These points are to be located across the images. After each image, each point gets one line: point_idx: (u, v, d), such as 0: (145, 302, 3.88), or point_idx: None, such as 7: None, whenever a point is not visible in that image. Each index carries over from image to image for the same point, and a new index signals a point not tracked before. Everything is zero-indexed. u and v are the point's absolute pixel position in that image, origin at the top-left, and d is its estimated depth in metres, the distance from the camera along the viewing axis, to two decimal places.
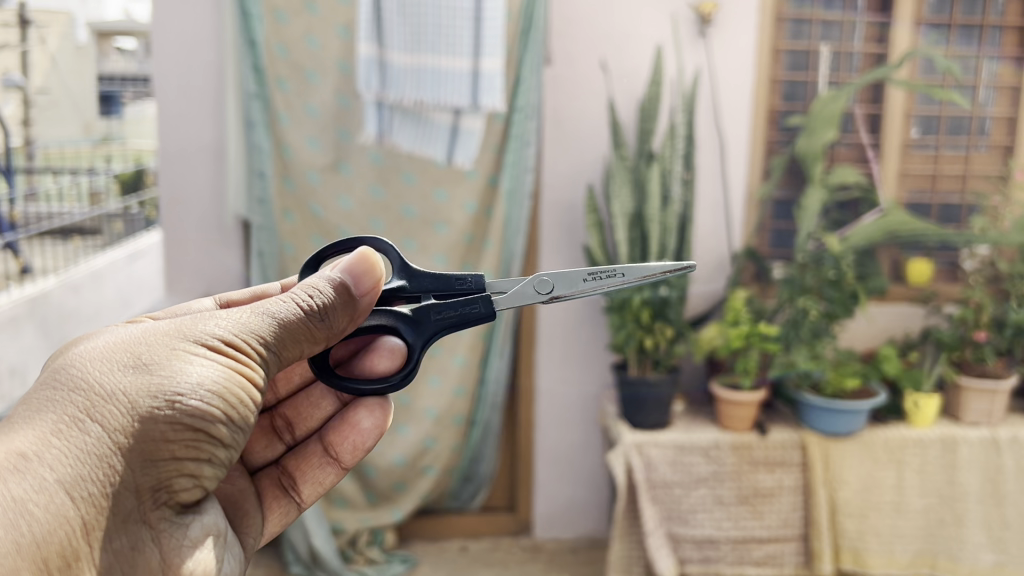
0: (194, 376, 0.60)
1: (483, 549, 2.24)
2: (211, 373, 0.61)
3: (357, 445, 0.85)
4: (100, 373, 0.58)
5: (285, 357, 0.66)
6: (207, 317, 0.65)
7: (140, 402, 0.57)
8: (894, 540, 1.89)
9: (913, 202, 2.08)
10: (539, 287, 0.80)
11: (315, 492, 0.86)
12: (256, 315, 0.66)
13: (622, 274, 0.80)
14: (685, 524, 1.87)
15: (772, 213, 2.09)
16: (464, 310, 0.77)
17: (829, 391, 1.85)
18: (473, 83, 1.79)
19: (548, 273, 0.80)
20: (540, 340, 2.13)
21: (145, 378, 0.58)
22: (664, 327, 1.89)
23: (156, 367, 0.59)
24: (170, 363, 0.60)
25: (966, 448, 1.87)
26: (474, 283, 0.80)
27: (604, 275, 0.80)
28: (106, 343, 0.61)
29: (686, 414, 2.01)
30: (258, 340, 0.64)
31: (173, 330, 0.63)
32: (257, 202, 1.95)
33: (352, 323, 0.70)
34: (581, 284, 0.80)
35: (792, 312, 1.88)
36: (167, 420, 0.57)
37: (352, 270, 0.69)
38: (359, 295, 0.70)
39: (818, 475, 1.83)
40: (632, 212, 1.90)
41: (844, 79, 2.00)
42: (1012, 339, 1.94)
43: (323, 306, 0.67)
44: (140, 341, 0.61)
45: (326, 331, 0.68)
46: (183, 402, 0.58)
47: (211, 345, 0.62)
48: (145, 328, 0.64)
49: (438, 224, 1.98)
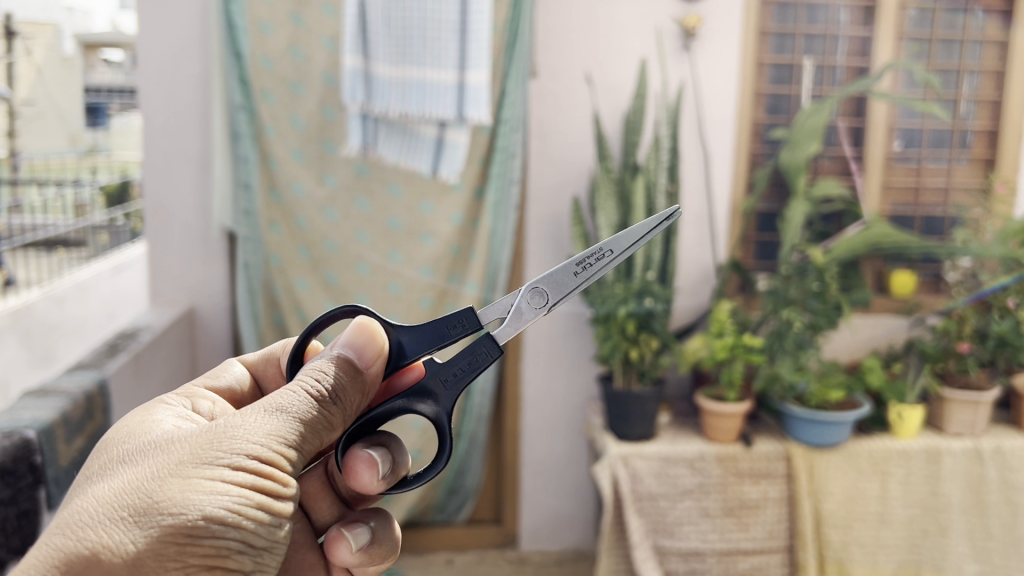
0: (206, 509, 0.55)
1: (470, 562, 2.22)
2: (225, 501, 0.56)
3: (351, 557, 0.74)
4: (110, 520, 0.54)
5: (309, 450, 0.63)
6: (227, 426, 0.60)
7: (147, 549, 0.53)
8: (878, 551, 1.89)
9: (896, 215, 2.10)
10: (533, 301, 0.75)
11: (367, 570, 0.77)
12: (276, 418, 0.62)
13: (608, 250, 0.74)
14: (671, 536, 1.87)
15: (756, 225, 2.10)
16: (473, 359, 0.72)
17: (813, 403, 1.85)
18: (459, 97, 1.79)
19: (536, 283, 0.75)
20: (525, 350, 2.13)
21: (155, 522, 0.54)
22: (649, 338, 1.88)
23: (168, 505, 0.54)
24: (185, 496, 0.55)
25: (950, 459, 1.88)
26: (466, 320, 0.72)
27: (592, 259, 0.74)
28: (122, 476, 0.57)
29: (672, 425, 2.01)
30: (279, 449, 0.60)
31: (192, 448, 0.58)
32: (242, 214, 1.95)
33: (359, 395, 0.68)
34: (573, 280, 0.74)
35: (777, 323, 1.89)
36: (177, 566, 0.54)
37: (351, 344, 0.68)
38: (365, 366, 0.69)
39: (803, 486, 1.84)
40: (617, 225, 1.90)
41: (827, 92, 2.02)
42: (995, 351, 1.95)
43: (333, 388, 0.65)
44: (154, 472, 0.56)
45: (341, 414, 0.66)
46: (195, 543, 0.54)
47: (231, 465, 0.58)
48: (163, 445, 0.59)
49: (423, 235, 1.98)
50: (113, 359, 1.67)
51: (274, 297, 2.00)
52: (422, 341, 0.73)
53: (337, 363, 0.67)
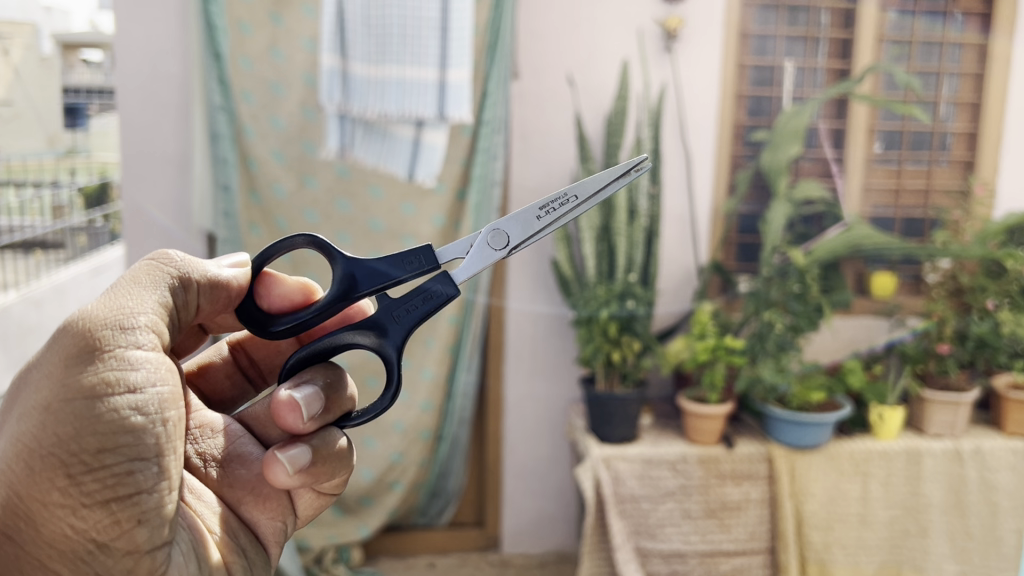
0: (71, 435, 0.56)
1: (451, 565, 2.21)
2: (89, 418, 0.56)
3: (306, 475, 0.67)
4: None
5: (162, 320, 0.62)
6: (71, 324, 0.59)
7: (32, 452, 0.56)
8: (860, 552, 1.89)
9: (876, 217, 2.11)
10: (495, 242, 0.77)
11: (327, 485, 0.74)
12: (117, 300, 0.60)
13: (573, 195, 0.76)
14: (652, 538, 1.87)
15: (737, 226, 2.10)
16: (425, 295, 0.73)
17: (794, 404, 1.86)
18: (440, 95, 1.79)
19: (497, 224, 0.76)
20: (508, 352, 2.12)
21: (32, 427, 0.56)
22: (631, 340, 1.89)
23: (38, 408, 0.56)
24: (49, 394, 0.56)
25: (930, 460, 1.89)
26: (423, 258, 0.73)
27: (555, 204, 0.76)
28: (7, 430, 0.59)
29: (654, 427, 2.01)
30: (129, 326, 0.59)
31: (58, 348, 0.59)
32: (222, 216, 1.92)
33: (217, 287, 0.68)
34: (536, 223, 0.76)
35: (758, 325, 1.89)
36: (63, 507, 0.56)
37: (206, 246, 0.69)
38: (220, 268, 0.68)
39: (784, 488, 1.84)
40: (599, 227, 1.93)
41: (808, 94, 2.02)
42: (974, 351, 1.96)
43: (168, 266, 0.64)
44: (31, 383, 0.58)
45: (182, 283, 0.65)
46: (68, 435, 0.56)
47: (83, 349, 0.57)
48: (33, 372, 0.59)
49: (405, 237, 1.98)
50: None
51: None
52: (377, 280, 0.73)
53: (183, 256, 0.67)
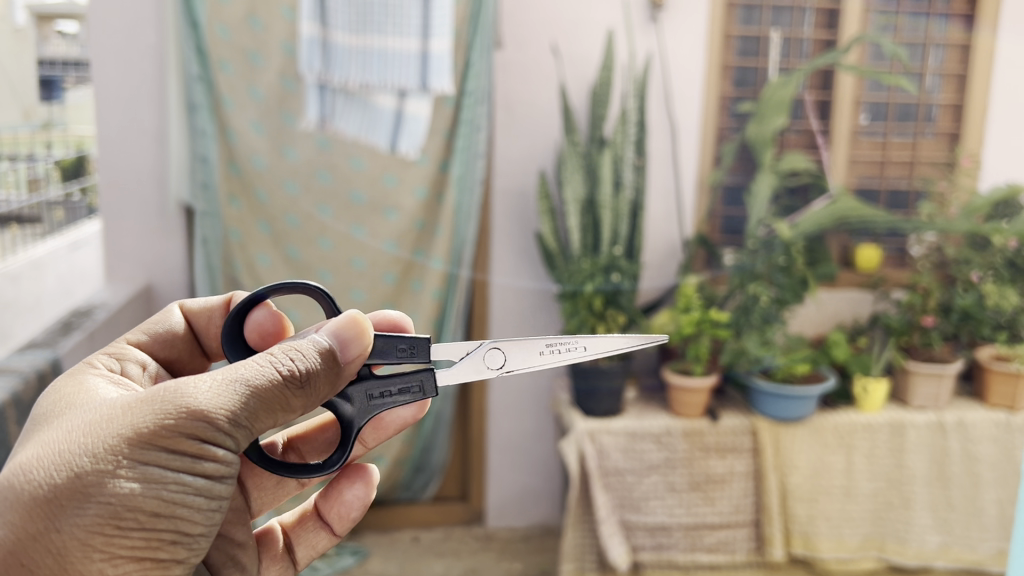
0: (139, 496, 0.57)
1: (436, 540, 2.22)
2: (160, 490, 0.58)
3: (343, 515, 0.88)
4: (36, 502, 0.55)
5: (259, 426, 0.63)
6: (174, 390, 0.60)
7: (102, 507, 0.55)
8: (843, 524, 1.93)
9: (862, 188, 2.10)
10: (490, 361, 0.78)
11: (308, 554, 0.89)
12: (236, 387, 0.61)
13: (583, 347, 0.77)
14: (637, 511, 1.89)
15: (722, 199, 2.07)
16: (405, 385, 0.75)
17: (778, 377, 1.86)
18: (422, 66, 1.77)
19: (499, 344, 0.78)
20: (492, 325, 2.07)
21: (110, 478, 0.56)
22: (615, 314, 1.89)
23: (120, 467, 0.56)
24: (136, 462, 0.57)
25: (913, 432, 1.89)
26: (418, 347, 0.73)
27: (563, 348, 0.77)
28: (51, 449, 0.58)
29: (639, 400, 2.01)
30: (233, 420, 0.61)
31: (160, 400, 0.59)
32: (201, 187, 1.90)
33: (331, 388, 0.68)
34: (536, 357, 0.77)
35: (743, 298, 1.89)
36: (103, 554, 0.56)
37: (342, 336, 0.68)
38: (344, 362, 0.69)
39: (768, 460, 1.86)
40: (584, 198, 1.93)
41: (794, 64, 2.00)
42: (959, 324, 1.94)
43: (306, 373, 0.65)
44: (110, 424, 0.58)
45: (305, 400, 0.65)
46: (141, 498, 0.57)
47: (193, 433, 0.59)
48: (113, 415, 0.59)
49: (386, 210, 1.96)
50: (65, 337, 1.60)
51: (235, 273, 1.95)
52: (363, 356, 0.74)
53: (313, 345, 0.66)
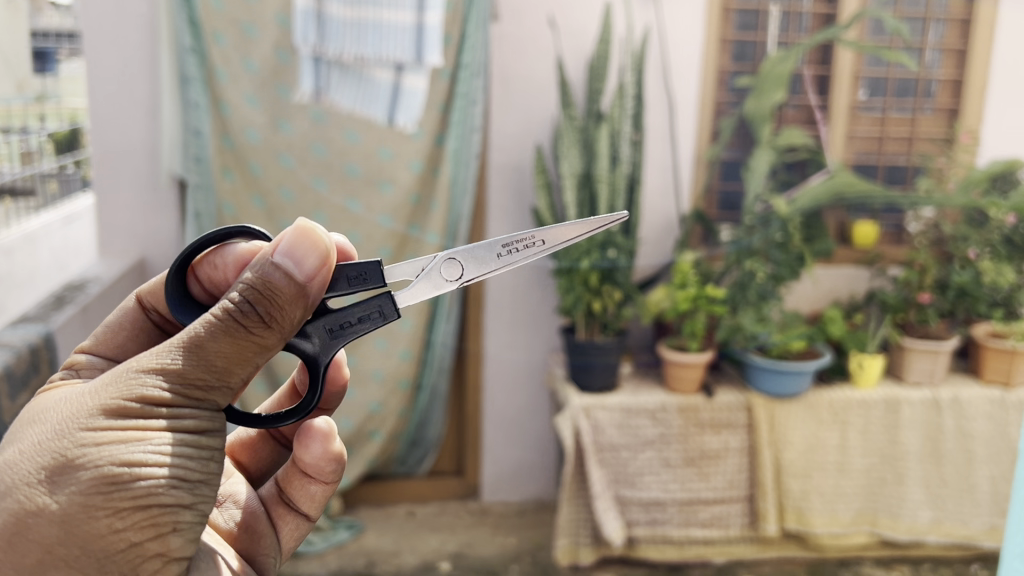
0: (123, 452, 0.54)
1: (431, 514, 2.22)
2: (143, 446, 0.54)
3: (320, 463, 0.74)
4: (18, 486, 0.52)
5: (234, 374, 0.58)
6: (129, 368, 0.57)
7: (87, 468, 0.52)
8: (837, 499, 1.93)
9: (860, 164, 2.08)
10: (449, 271, 0.68)
11: (315, 506, 0.77)
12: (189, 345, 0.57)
13: (542, 240, 0.66)
14: (632, 486, 1.89)
15: (720, 173, 2.06)
16: (365, 313, 0.66)
17: (774, 354, 1.86)
18: (417, 39, 1.74)
19: (452, 254, 0.67)
20: (488, 302, 2.08)
21: (88, 443, 0.53)
22: (612, 290, 1.89)
23: (96, 433, 0.54)
24: (110, 428, 0.54)
25: (908, 408, 1.89)
26: (373, 273, 0.65)
27: (520, 244, 0.66)
28: (21, 443, 0.55)
29: (634, 375, 2.01)
30: (199, 375, 0.57)
31: (118, 377, 0.57)
32: (193, 160, 1.87)
33: (307, 313, 0.61)
34: (495, 260, 0.66)
35: (739, 274, 1.89)
36: (107, 512, 0.52)
37: (293, 250, 0.58)
38: (306, 276, 0.59)
39: (763, 436, 1.86)
40: (581, 173, 1.90)
41: (793, 39, 1.98)
42: (954, 301, 1.94)
43: (266, 307, 0.57)
44: (76, 405, 0.56)
45: (273, 335, 0.58)
46: (129, 454, 0.54)
47: (155, 393, 0.56)
48: (73, 399, 0.57)
49: (382, 183, 1.95)
50: (58, 311, 1.59)
51: None
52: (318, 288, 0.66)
53: (260, 269, 0.58)
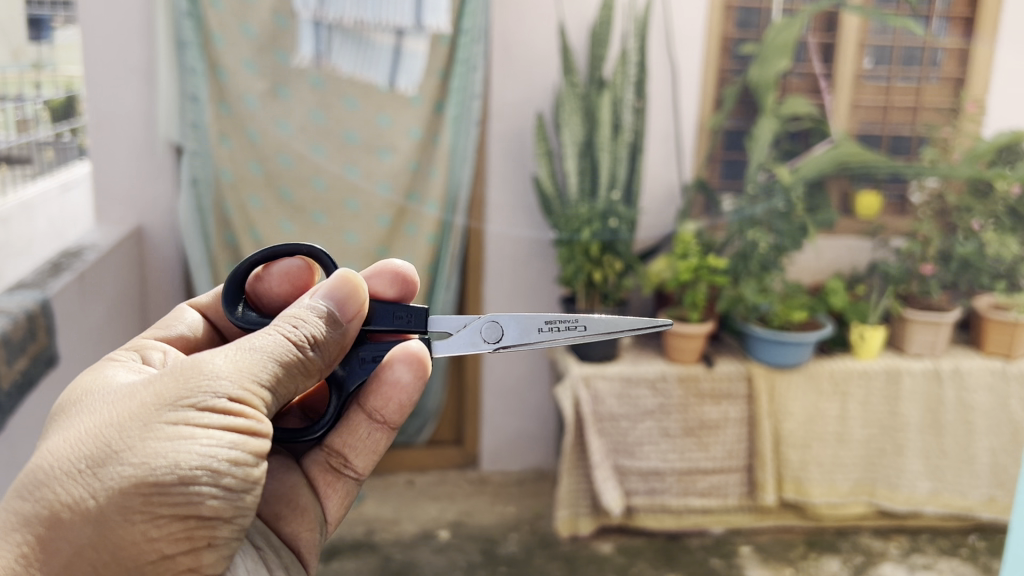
0: (177, 453, 0.62)
1: (430, 483, 2.21)
2: (195, 445, 0.63)
3: (400, 404, 0.86)
4: (86, 465, 0.61)
5: (279, 390, 0.71)
6: (191, 368, 0.67)
7: (143, 464, 0.61)
8: (835, 470, 1.95)
9: (863, 134, 2.00)
10: (489, 334, 0.86)
11: (369, 461, 0.89)
12: (248, 357, 0.69)
13: (582, 326, 0.83)
14: (631, 456, 1.90)
15: (723, 143, 1.97)
16: (399, 342, 0.86)
17: (776, 323, 1.84)
18: (417, 3, 1.73)
19: (497, 319, 0.86)
20: (488, 270, 2.07)
21: (148, 440, 0.62)
22: (613, 260, 1.90)
23: (157, 431, 0.63)
24: (167, 427, 0.63)
25: (909, 379, 1.89)
26: (414, 317, 0.86)
27: (561, 326, 0.83)
28: (88, 428, 0.64)
29: (635, 345, 1.99)
30: (253, 386, 0.68)
31: (178, 379, 0.67)
32: (190, 127, 1.85)
33: (338, 347, 0.78)
34: (534, 333, 0.84)
35: (741, 244, 1.88)
36: (144, 517, 0.60)
37: (336, 294, 0.77)
38: (345, 320, 0.78)
39: (763, 407, 1.86)
40: (582, 141, 1.93)
41: (798, 7, 1.86)
42: (957, 273, 1.93)
43: (311, 336, 0.74)
44: (139, 402, 0.65)
45: (316, 360, 0.75)
46: (184, 459, 0.62)
47: (209, 401, 0.65)
48: (135, 393, 0.67)
49: (381, 150, 1.93)
50: (54, 279, 1.57)
51: (227, 215, 1.93)
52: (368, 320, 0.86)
53: (314, 309, 0.75)
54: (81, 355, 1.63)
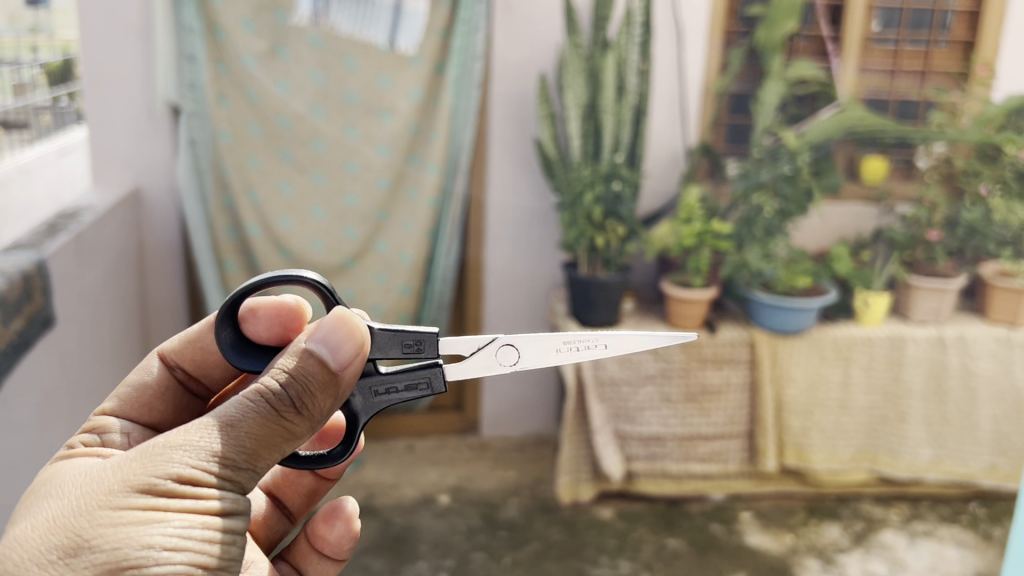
0: (147, 534, 0.55)
1: (430, 448, 2.20)
2: (165, 528, 0.56)
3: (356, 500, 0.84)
4: (40, 563, 0.53)
5: (260, 461, 0.62)
6: (156, 448, 0.59)
7: (110, 550, 0.54)
8: (837, 436, 1.94)
9: (871, 99, 1.97)
10: (504, 357, 0.74)
11: (341, 544, 0.86)
12: (221, 428, 0.60)
13: (604, 345, 0.71)
14: (631, 421, 1.89)
15: (729, 107, 1.97)
16: (411, 381, 0.70)
17: (779, 289, 1.83)
18: None
19: (512, 340, 0.73)
20: (489, 235, 2.05)
21: (113, 525, 0.55)
22: (615, 225, 1.84)
23: (122, 514, 0.55)
24: (133, 510, 0.56)
25: (913, 346, 1.87)
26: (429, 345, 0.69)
27: (582, 345, 0.71)
28: (41, 520, 0.56)
29: (636, 312, 1.97)
30: (228, 460, 0.60)
31: (142, 458, 0.59)
32: (187, 87, 1.83)
33: (334, 400, 0.65)
34: (552, 354, 0.71)
35: (746, 210, 1.86)
36: None
37: (328, 338, 0.63)
38: (340, 365, 0.63)
39: (765, 372, 1.85)
40: (585, 102, 1.88)
41: None
42: (964, 240, 1.89)
43: (297, 394, 0.61)
44: (99, 485, 0.57)
45: (301, 422, 0.62)
46: (155, 541, 0.55)
47: (178, 478, 0.58)
48: (94, 476, 0.59)
49: (381, 112, 1.90)
50: (52, 239, 1.55)
51: (224, 176, 1.90)
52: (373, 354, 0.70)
53: (298, 357, 0.62)
54: (80, 317, 1.62)
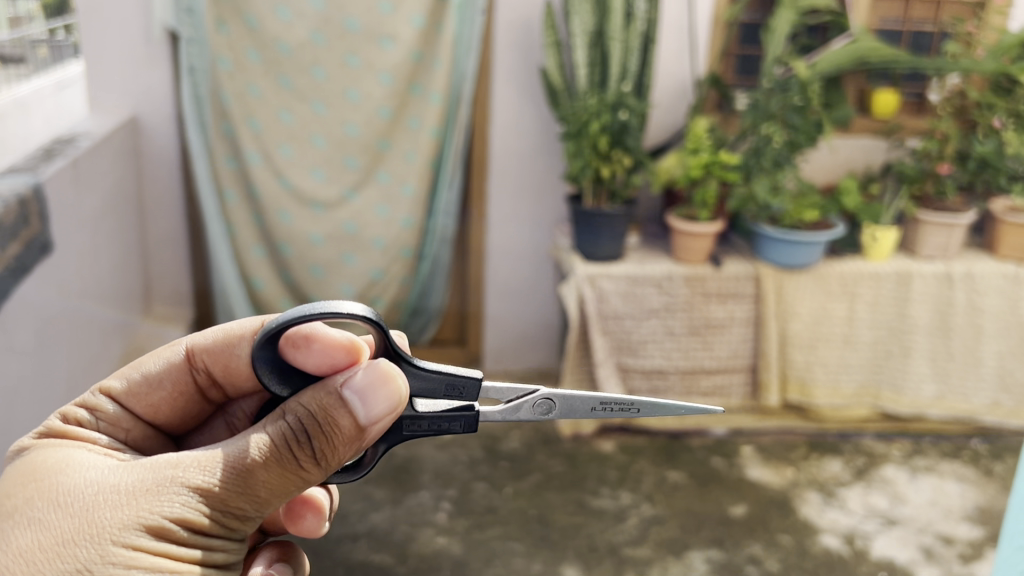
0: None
1: None
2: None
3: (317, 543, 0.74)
4: None
5: (267, 507, 0.58)
6: (167, 478, 0.55)
7: None
8: (840, 372, 1.93)
9: (885, 30, 1.96)
10: (538, 408, 0.69)
11: None
12: (236, 470, 0.55)
13: (637, 408, 0.67)
14: (634, 354, 1.88)
15: (740, 37, 1.95)
16: (445, 422, 0.66)
17: (786, 223, 1.81)
18: None
19: (550, 394, 0.68)
20: (493, 167, 2.03)
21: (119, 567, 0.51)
22: (621, 155, 1.81)
23: (128, 556, 0.51)
24: (141, 554, 0.52)
25: (919, 282, 1.86)
26: (470, 390, 0.65)
27: (616, 407, 0.68)
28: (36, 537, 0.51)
29: (640, 248, 1.94)
30: (237, 507, 0.56)
31: (150, 490, 0.54)
32: (184, 11, 1.79)
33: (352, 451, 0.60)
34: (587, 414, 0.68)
35: (755, 140, 1.80)
36: None
37: (366, 391, 0.58)
38: (369, 419, 0.58)
39: (771, 307, 1.84)
40: (592, 32, 1.84)
41: None
42: (974, 174, 1.87)
43: (322, 445, 0.57)
44: (102, 510, 0.53)
45: (318, 473, 0.58)
46: None
47: (187, 521, 0.54)
48: (95, 495, 0.54)
49: (382, 38, 1.84)
50: (47, 162, 1.52)
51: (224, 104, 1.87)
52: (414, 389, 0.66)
53: (331, 402, 0.58)
54: (76, 245, 1.59)
